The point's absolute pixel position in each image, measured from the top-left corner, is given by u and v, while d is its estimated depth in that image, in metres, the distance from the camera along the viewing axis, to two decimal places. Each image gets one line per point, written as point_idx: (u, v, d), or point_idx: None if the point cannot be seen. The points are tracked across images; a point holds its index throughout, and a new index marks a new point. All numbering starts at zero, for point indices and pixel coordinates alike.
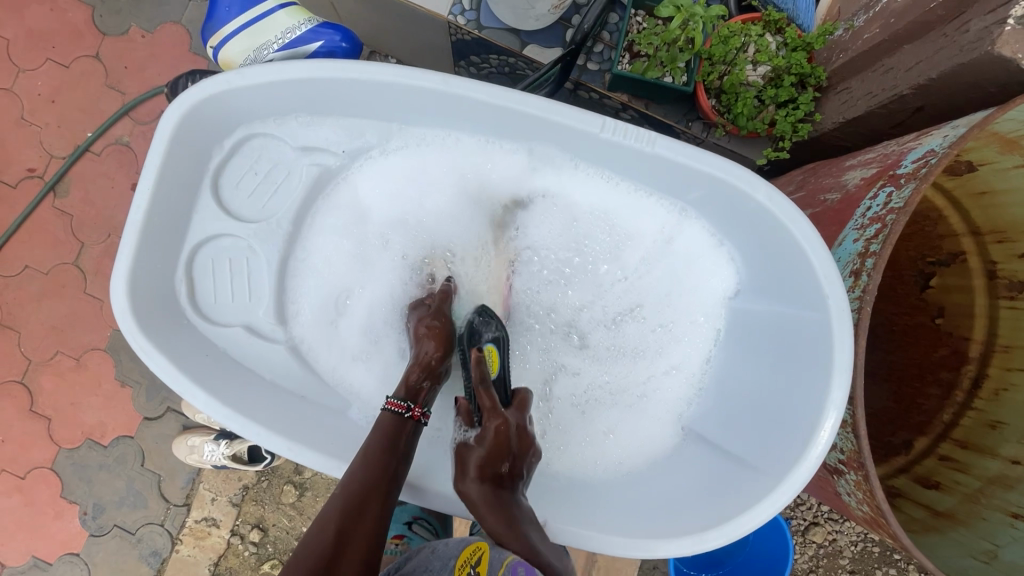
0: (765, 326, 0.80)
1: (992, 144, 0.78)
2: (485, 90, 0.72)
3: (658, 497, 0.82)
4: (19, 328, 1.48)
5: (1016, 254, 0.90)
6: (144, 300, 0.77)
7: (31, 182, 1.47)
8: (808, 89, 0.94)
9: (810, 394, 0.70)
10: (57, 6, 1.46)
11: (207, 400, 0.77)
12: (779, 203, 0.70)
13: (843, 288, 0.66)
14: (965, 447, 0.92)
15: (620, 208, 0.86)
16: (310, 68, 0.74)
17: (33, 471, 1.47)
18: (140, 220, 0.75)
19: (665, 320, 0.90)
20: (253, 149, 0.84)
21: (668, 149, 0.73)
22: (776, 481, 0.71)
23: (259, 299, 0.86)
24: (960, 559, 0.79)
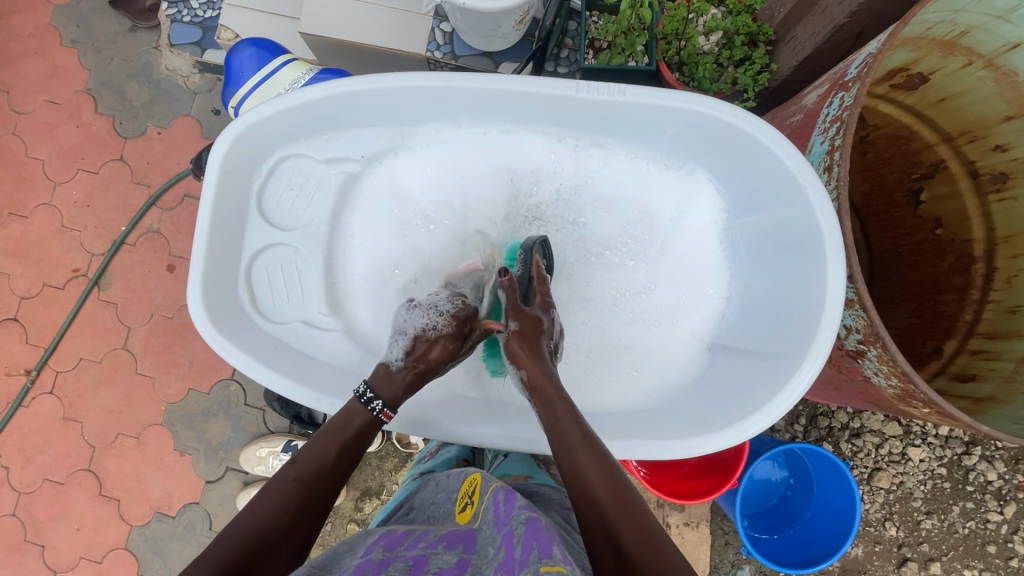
0: (766, 234, 0.84)
1: (935, 50, 0.85)
2: (475, 79, 0.78)
3: (687, 411, 0.85)
4: (81, 418, 1.57)
5: (990, 148, 0.96)
6: (218, 304, 0.82)
7: (77, 281, 1.60)
8: (760, 45, 1.04)
9: (811, 279, 0.75)
10: (81, 122, 1.63)
11: (283, 382, 0.82)
12: (745, 119, 0.75)
13: (819, 180, 0.71)
14: (991, 337, 0.94)
15: (612, 161, 0.90)
16: (325, 89, 0.79)
17: (110, 553, 1.53)
18: (202, 245, 0.79)
19: (683, 251, 0.91)
20: (285, 169, 0.88)
21: (641, 97, 0.78)
22: (799, 361, 0.74)
23: (312, 295, 0.90)
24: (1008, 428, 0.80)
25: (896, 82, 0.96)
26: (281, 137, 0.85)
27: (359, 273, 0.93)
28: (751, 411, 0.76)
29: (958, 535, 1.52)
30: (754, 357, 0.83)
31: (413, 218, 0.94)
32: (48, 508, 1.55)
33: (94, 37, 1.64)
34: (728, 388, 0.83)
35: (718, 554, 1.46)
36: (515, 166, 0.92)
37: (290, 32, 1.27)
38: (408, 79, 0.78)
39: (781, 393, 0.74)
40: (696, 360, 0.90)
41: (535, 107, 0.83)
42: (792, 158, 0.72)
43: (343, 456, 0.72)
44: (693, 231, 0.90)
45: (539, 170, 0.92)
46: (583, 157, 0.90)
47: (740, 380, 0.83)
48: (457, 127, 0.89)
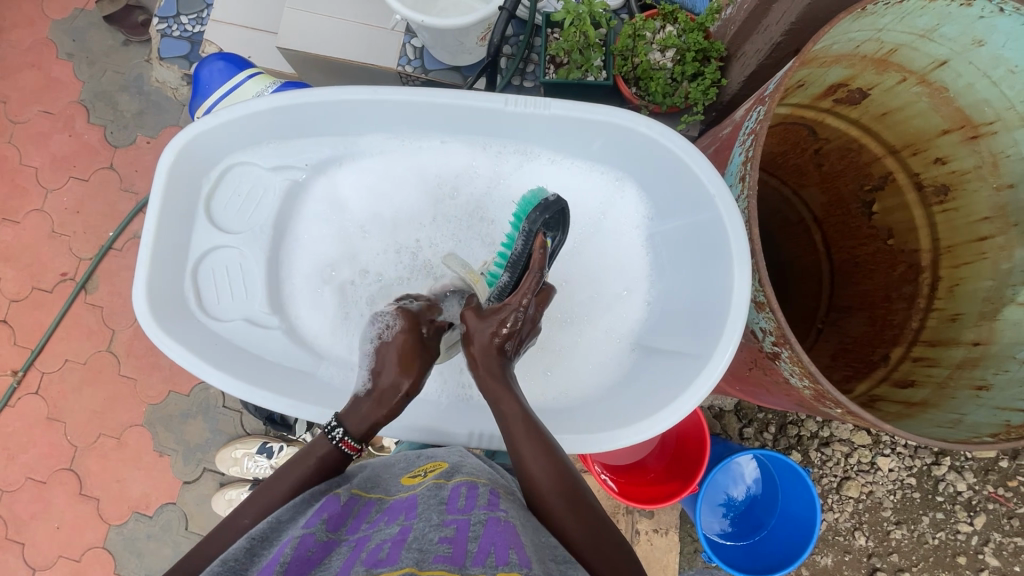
0: (680, 238, 0.87)
1: (869, 67, 0.89)
2: (410, 91, 0.81)
3: (601, 408, 0.88)
4: (65, 418, 1.61)
5: (932, 161, 0.99)
6: (163, 303, 0.84)
7: (65, 284, 1.65)
8: (712, 61, 1.08)
9: (718, 281, 0.78)
10: (74, 131, 1.69)
11: (220, 376, 0.84)
12: (660, 130, 0.79)
13: (727, 187, 0.74)
14: (933, 344, 0.96)
15: (543, 169, 0.93)
16: (271, 101, 0.82)
17: (88, 552, 1.55)
18: (149, 246, 0.82)
19: (612, 255, 0.94)
20: (233, 175, 0.90)
21: (564, 109, 0.82)
22: (705, 360, 0.76)
23: (255, 294, 0.92)
24: (929, 430, 0.80)
25: (839, 97, 0.99)
26: (230, 143, 0.88)
27: (303, 273, 0.96)
28: (661, 407, 0.78)
29: (928, 545, 1.52)
30: (668, 355, 0.85)
31: (352, 223, 0.98)
32: (30, 506, 1.58)
33: (89, 50, 1.71)
34: (643, 387, 0.86)
35: (686, 561, 1.47)
36: (450, 174, 0.96)
37: (269, 46, 1.32)
38: (351, 92, 0.82)
39: (686, 390, 0.77)
40: (618, 360, 0.92)
41: (467, 118, 0.87)
42: (705, 169, 0.76)
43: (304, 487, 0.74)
44: (619, 237, 0.94)
45: (462, 176, 0.96)
46: (501, 163, 0.94)
47: (655, 378, 0.85)
48: (398, 138, 0.93)
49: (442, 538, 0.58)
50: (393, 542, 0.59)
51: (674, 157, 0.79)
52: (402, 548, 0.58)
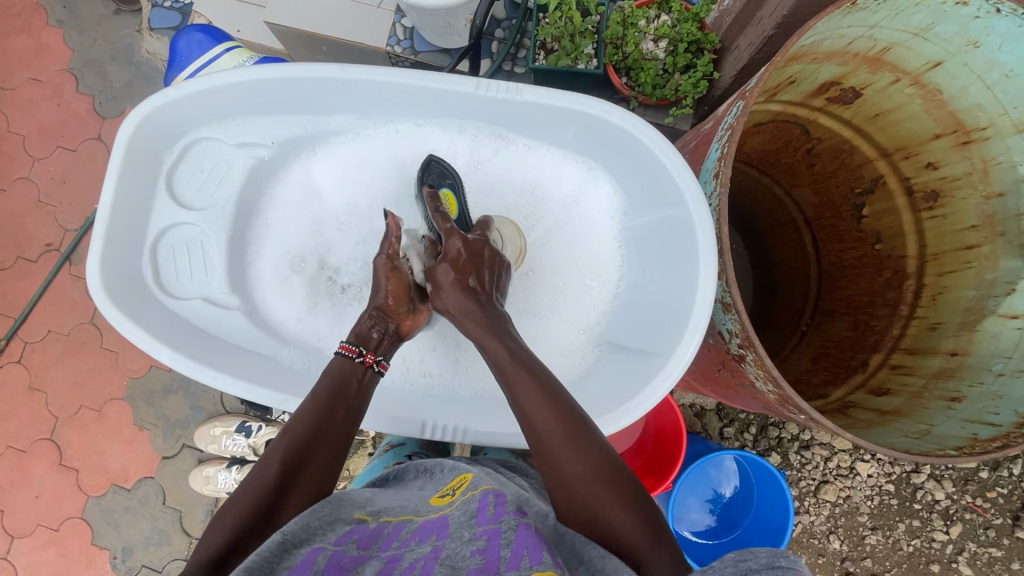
0: (651, 234, 0.85)
1: (861, 66, 0.86)
2: (379, 71, 0.80)
3: (567, 402, 0.87)
4: (46, 388, 1.61)
5: (923, 165, 0.97)
6: (116, 278, 0.82)
7: (49, 255, 1.63)
8: (705, 53, 1.06)
9: (687, 278, 0.76)
10: (62, 100, 1.67)
11: (171, 355, 0.82)
12: (630, 121, 0.77)
13: (697, 183, 0.73)
14: (911, 352, 0.95)
15: (515, 160, 0.93)
16: (234, 75, 0.81)
17: (66, 522, 1.56)
18: (104, 219, 0.80)
19: (580, 249, 0.93)
20: (197, 151, 0.89)
21: (535, 96, 0.80)
22: (665, 359, 0.74)
23: (215, 273, 0.91)
24: (892, 437, 0.79)
25: (831, 96, 0.96)
26: (196, 118, 0.87)
27: (268, 254, 0.96)
28: (618, 404, 0.77)
29: (902, 552, 1.52)
30: (634, 353, 0.83)
31: (320, 205, 0.97)
32: (10, 474, 1.59)
33: (79, 18, 1.68)
34: (610, 385, 0.83)
35: None
36: (422, 161, 0.95)
37: (257, 20, 1.29)
38: (321, 69, 0.81)
39: (644, 390, 0.74)
40: (587, 356, 0.89)
41: (439, 102, 0.85)
42: (674, 164, 0.74)
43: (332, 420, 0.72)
44: (587, 233, 0.93)
45: (440, 163, 0.95)
46: (479, 151, 0.93)
47: (617, 376, 0.82)
48: (371, 120, 0.92)
49: (474, 551, 0.55)
50: (427, 559, 0.56)
51: (646, 149, 0.77)
52: (435, 565, 0.55)
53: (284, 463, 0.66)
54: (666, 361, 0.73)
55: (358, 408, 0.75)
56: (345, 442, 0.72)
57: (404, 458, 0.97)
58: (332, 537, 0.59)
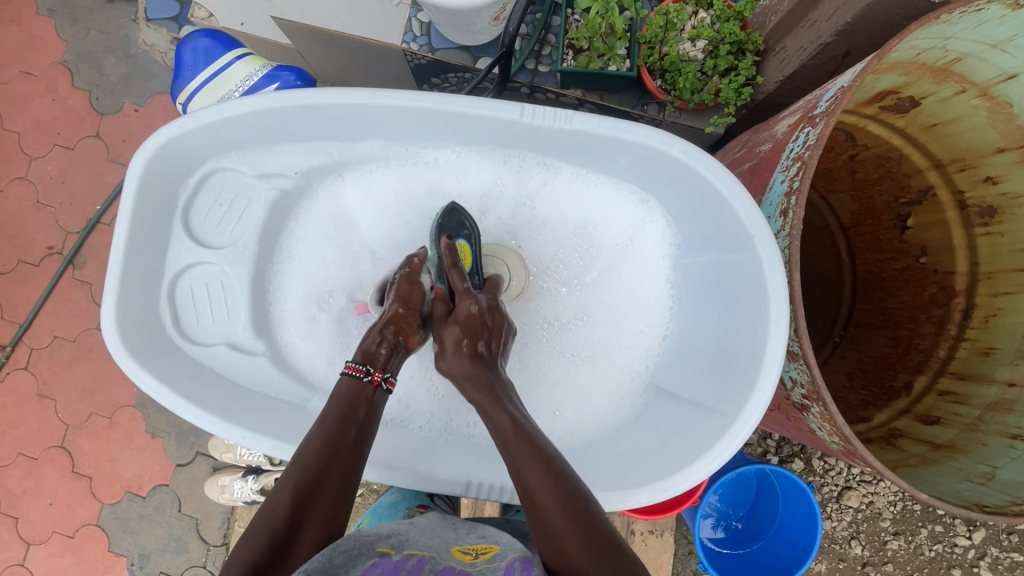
0: (712, 276, 0.82)
1: (925, 75, 0.80)
2: (413, 96, 0.74)
3: (621, 455, 0.82)
4: (55, 395, 1.56)
5: (981, 179, 0.91)
6: (134, 328, 0.78)
7: (52, 259, 1.57)
8: (747, 55, 0.99)
9: (755, 329, 0.72)
10: (57, 95, 1.59)
11: (197, 413, 0.78)
12: (694, 156, 0.72)
13: (770, 227, 0.67)
14: (962, 378, 0.91)
15: (566, 191, 0.89)
16: (251, 104, 0.76)
17: (81, 529, 1.54)
18: (119, 262, 0.77)
19: (630, 285, 0.91)
20: (215, 183, 0.85)
21: (586, 125, 0.75)
22: (733, 418, 0.71)
23: (237, 316, 0.87)
24: (956, 484, 0.77)
25: (886, 105, 0.90)
26: (211, 149, 0.82)
27: (293, 290, 0.92)
28: (682, 465, 0.74)
29: (924, 556, 1.50)
30: (691, 406, 0.81)
31: (354, 240, 0.93)
32: (22, 482, 1.56)
33: (71, 7, 1.59)
34: (667, 436, 0.80)
35: (681, 563, 1.46)
36: (469, 190, 0.91)
37: (262, 13, 1.21)
38: (349, 95, 0.75)
39: (709, 450, 0.72)
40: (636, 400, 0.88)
41: (479, 128, 0.80)
42: (742, 203, 0.69)
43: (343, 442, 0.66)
44: (636, 268, 0.90)
45: (486, 194, 0.92)
46: (526, 179, 0.89)
47: (674, 431, 0.80)
48: (401, 146, 0.87)
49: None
50: None
51: (708, 186, 0.73)
52: None
53: (295, 496, 0.60)
54: (737, 419, 0.70)
55: (368, 431, 0.70)
56: (355, 467, 0.66)
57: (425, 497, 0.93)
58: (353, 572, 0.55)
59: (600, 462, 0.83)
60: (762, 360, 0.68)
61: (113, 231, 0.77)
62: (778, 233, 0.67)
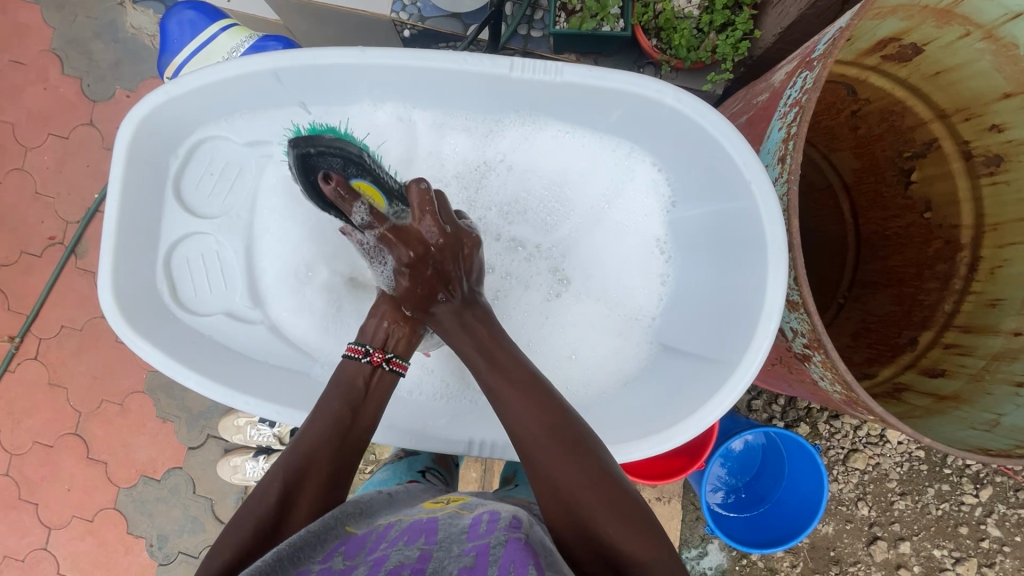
0: (707, 226, 0.81)
1: (928, 19, 0.78)
2: (399, 54, 0.73)
3: (631, 408, 0.83)
4: (65, 384, 1.58)
5: (987, 128, 0.89)
6: (131, 298, 0.79)
7: (54, 249, 1.58)
8: (744, 9, 0.96)
9: (751, 277, 0.71)
10: (48, 84, 1.58)
11: (198, 380, 0.80)
12: (687, 103, 0.71)
13: (768, 172, 0.66)
14: (967, 331, 0.91)
15: (545, 144, 0.87)
16: (236, 66, 0.75)
17: (100, 513, 1.57)
18: (111, 233, 0.77)
19: (618, 236, 0.90)
20: (206, 153, 0.85)
21: (577, 76, 0.74)
22: (731, 367, 0.71)
23: (234, 285, 0.88)
24: (960, 431, 0.78)
25: (888, 54, 0.87)
26: (200, 117, 0.82)
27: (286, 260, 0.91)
28: (682, 416, 0.74)
29: (931, 516, 1.50)
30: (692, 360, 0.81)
31: None
32: (39, 469, 1.59)
33: None
34: (671, 390, 0.81)
35: (689, 529, 1.48)
36: (452, 148, 0.88)
37: None
38: (333, 54, 0.74)
39: (710, 401, 0.72)
40: (634, 353, 0.89)
41: (470, 85, 0.79)
42: (740, 150, 0.68)
43: (342, 433, 0.69)
44: (623, 217, 0.89)
45: (465, 150, 0.89)
46: (506, 133, 0.87)
47: (675, 386, 0.80)
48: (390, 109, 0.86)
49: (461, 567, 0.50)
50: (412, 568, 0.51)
51: (705, 134, 0.72)
52: None
53: (286, 478, 0.63)
54: (735, 365, 0.71)
55: (366, 419, 0.72)
56: (348, 452, 0.69)
57: (416, 473, 0.90)
58: (318, 554, 0.53)
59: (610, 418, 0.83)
60: (759, 305, 0.69)
61: (105, 200, 0.77)
62: (776, 178, 0.67)
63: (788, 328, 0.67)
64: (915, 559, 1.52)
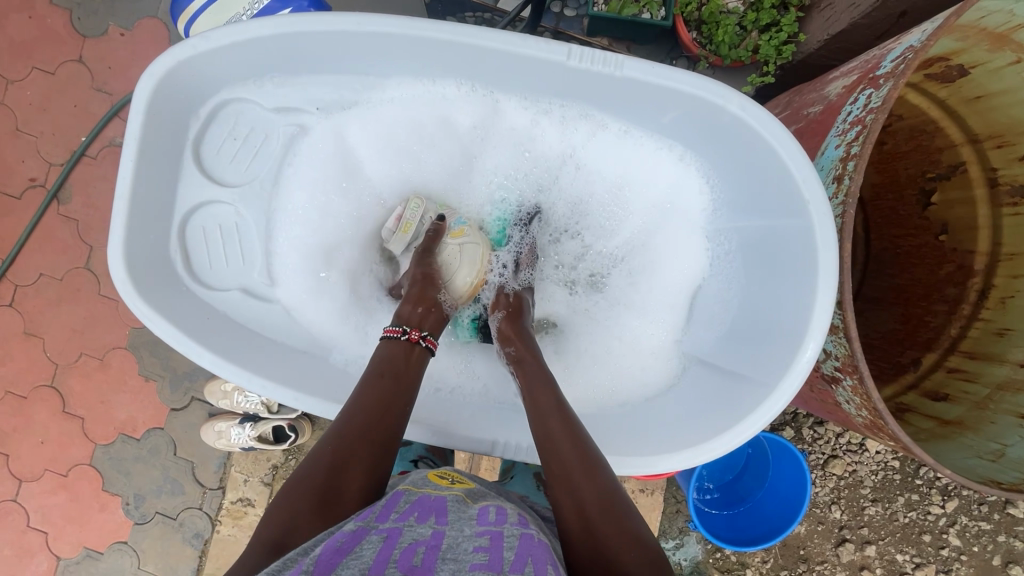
0: (755, 242, 0.80)
1: (982, 41, 0.77)
2: (447, 27, 0.71)
3: (653, 416, 0.84)
4: (43, 334, 1.51)
5: (1016, 157, 0.88)
6: (143, 267, 0.78)
7: (35, 191, 1.48)
8: (790, 10, 0.93)
9: (795, 300, 0.72)
10: (35, 13, 1.46)
11: (212, 358, 0.79)
12: (751, 111, 0.70)
13: (827, 194, 0.67)
14: (973, 357, 0.92)
15: (598, 143, 0.87)
16: (270, 26, 0.72)
17: (74, 468, 1.52)
18: (125, 196, 0.75)
19: (657, 241, 0.90)
20: (229, 115, 0.83)
21: (639, 72, 0.72)
22: (769, 387, 0.73)
23: (253, 261, 0.87)
24: (966, 460, 0.82)
25: (933, 72, 0.87)
26: (226, 77, 0.80)
27: (313, 238, 0.91)
28: (711, 432, 0.75)
29: (899, 523, 1.51)
30: (721, 374, 0.82)
31: (376, 190, 0.93)
32: (12, 419, 1.53)
33: None
34: (700, 405, 0.81)
35: (668, 521, 1.48)
36: (498, 135, 0.89)
37: None
38: (383, 23, 0.72)
39: (748, 417, 0.72)
40: (660, 363, 0.89)
41: (522, 70, 0.77)
42: (800, 164, 0.67)
43: (388, 404, 0.68)
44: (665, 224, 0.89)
45: (516, 135, 0.88)
46: (560, 127, 0.86)
47: (706, 400, 0.81)
48: (424, 84, 0.83)
49: (477, 545, 0.49)
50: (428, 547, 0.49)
51: (766, 146, 0.70)
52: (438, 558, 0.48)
53: (338, 448, 0.63)
54: (771, 390, 0.71)
55: (405, 395, 0.70)
56: (395, 429, 0.67)
57: (409, 463, 0.90)
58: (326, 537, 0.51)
59: (631, 427, 0.84)
60: (804, 329, 0.69)
61: (119, 163, 0.75)
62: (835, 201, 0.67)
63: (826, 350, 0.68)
64: (877, 562, 1.53)
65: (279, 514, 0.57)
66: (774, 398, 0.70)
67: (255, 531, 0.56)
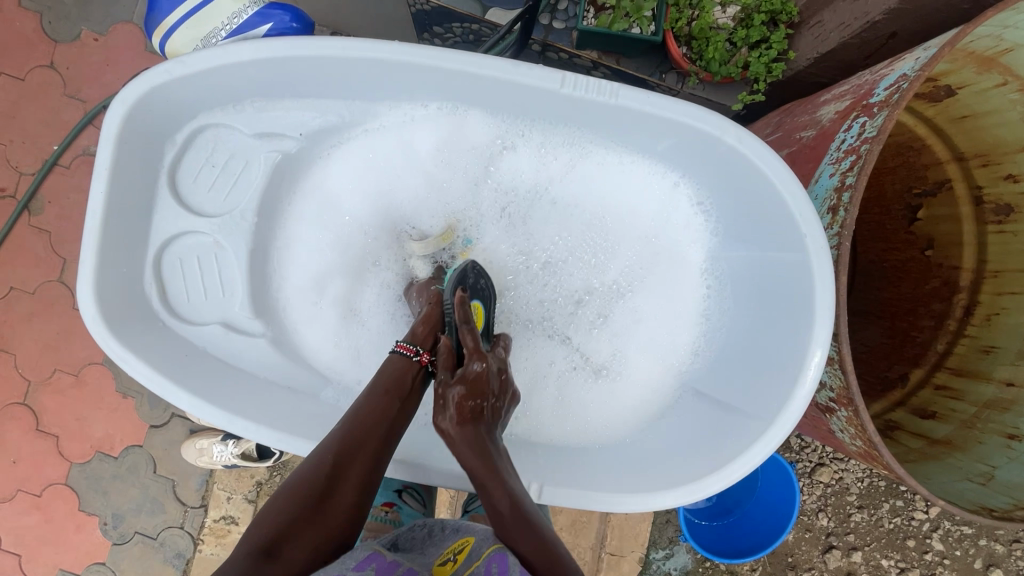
0: (752, 272, 0.81)
1: (969, 64, 0.78)
2: (438, 53, 0.70)
3: (650, 453, 0.83)
4: (14, 350, 1.45)
5: (1001, 176, 0.89)
6: (114, 303, 0.76)
7: (4, 202, 1.43)
8: (780, 26, 0.93)
9: (792, 334, 0.73)
10: (2, 16, 1.40)
11: (191, 400, 0.76)
12: (747, 144, 0.70)
13: (822, 226, 0.67)
14: (959, 374, 0.93)
15: (597, 168, 0.86)
16: (250, 49, 0.71)
17: (49, 488, 1.46)
18: (96, 232, 0.73)
19: (653, 269, 0.89)
20: (206, 140, 0.81)
21: (634, 100, 0.72)
22: (767, 424, 0.72)
23: (233, 294, 0.84)
24: (957, 482, 0.82)
25: (921, 92, 0.87)
26: (202, 101, 0.78)
27: (302, 267, 0.90)
28: (708, 471, 0.74)
29: (884, 528, 1.46)
30: (716, 407, 0.82)
31: (365, 215, 0.91)
32: None
33: None
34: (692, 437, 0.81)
35: (657, 530, 1.43)
36: (493, 159, 0.88)
37: None
38: (368, 46, 0.70)
39: (742, 455, 0.72)
40: (652, 390, 0.88)
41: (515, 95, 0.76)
42: (796, 201, 0.67)
43: (393, 423, 0.67)
44: (659, 250, 0.89)
45: (510, 159, 0.87)
46: (554, 152, 0.85)
47: (698, 432, 0.81)
48: (414, 108, 0.83)
49: None
50: None
51: (764, 181, 0.71)
52: None
53: (338, 454, 0.62)
54: (765, 426, 0.72)
55: (406, 412, 0.70)
56: (390, 448, 0.66)
57: (393, 492, 0.91)
58: None
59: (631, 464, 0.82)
60: (799, 361, 0.70)
61: (88, 196, 0.73)
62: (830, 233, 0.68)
63: (822, 381, 0.69)
64: (864, 568, 1.48)
65: (272, 520, 0.57)
66: (771, 434, 0.71)
67: (248, 526, 0.57)
